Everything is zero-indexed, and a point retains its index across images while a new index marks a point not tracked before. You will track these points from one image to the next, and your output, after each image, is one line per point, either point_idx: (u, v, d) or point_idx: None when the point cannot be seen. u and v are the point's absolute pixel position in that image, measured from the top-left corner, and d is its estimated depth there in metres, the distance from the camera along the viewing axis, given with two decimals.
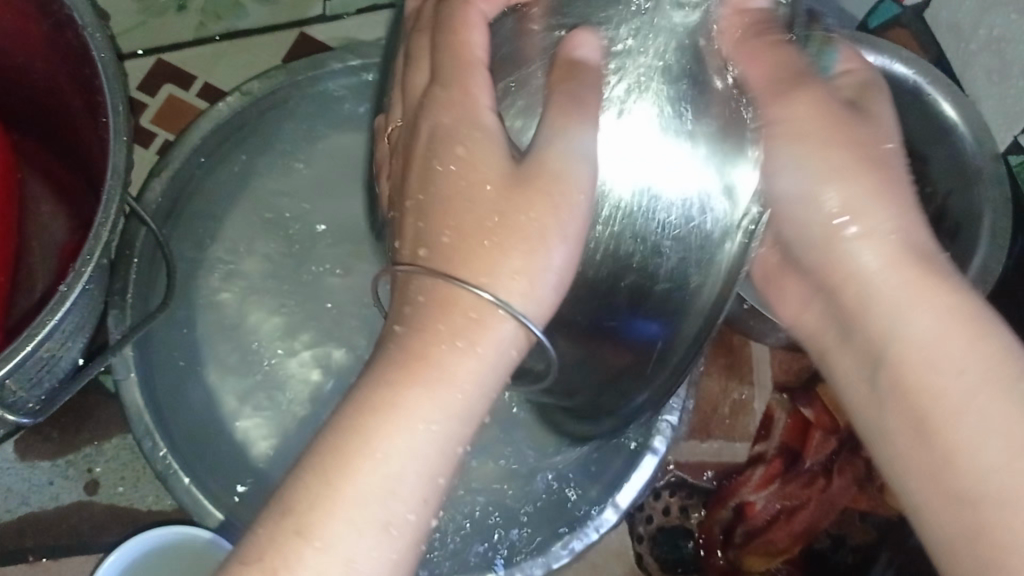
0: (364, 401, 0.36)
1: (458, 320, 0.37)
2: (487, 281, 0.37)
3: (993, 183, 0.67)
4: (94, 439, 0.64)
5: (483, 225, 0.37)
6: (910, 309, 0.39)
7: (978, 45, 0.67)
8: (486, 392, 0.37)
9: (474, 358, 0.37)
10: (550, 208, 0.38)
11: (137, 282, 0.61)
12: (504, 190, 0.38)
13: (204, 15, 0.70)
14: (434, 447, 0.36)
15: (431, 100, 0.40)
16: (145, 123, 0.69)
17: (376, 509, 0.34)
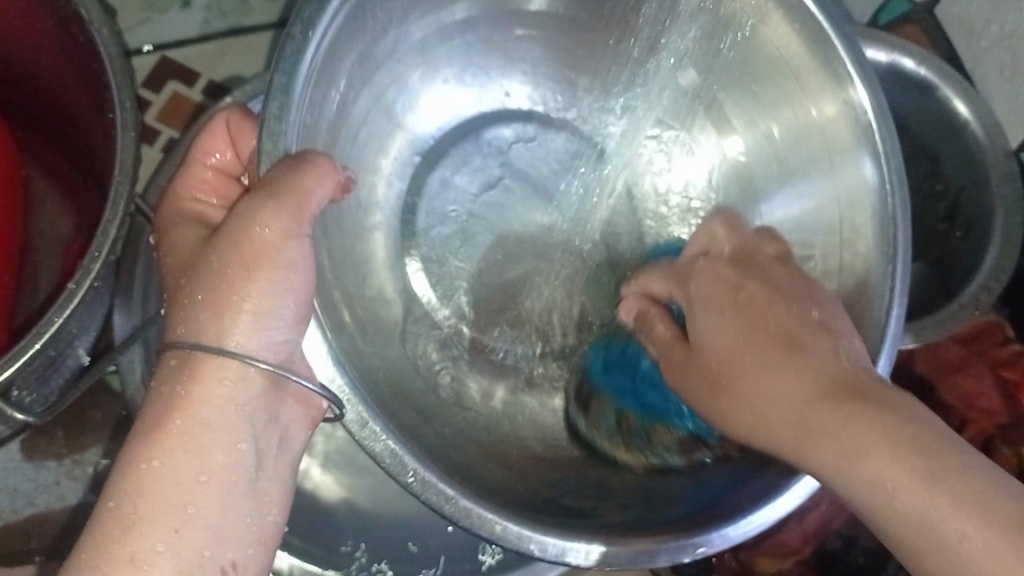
0: (144, 443, 0.38)
1: (182, 369, 0.40)
2: (219, 341, 0.40)
3: (1006, 180, 0.67)
4: (100, 439, 0.63)
5: (214, 284, 0.40)
6: (772, 387, 0.41)
7: (991, 41, 0.67)
8: (244, 410, 0.41)
9: (223, 402, 0.40)
10: (269, 268, 0.41)
11: (142, 280, 0.60)
12: (217, 265, 0.41)
13: (209, 11, 0.70)
14: (215, 463, 0.39)
15: (181, 233, 0.45)
16: (149, 120, 0.69)
17: (133, 537, 0.37)
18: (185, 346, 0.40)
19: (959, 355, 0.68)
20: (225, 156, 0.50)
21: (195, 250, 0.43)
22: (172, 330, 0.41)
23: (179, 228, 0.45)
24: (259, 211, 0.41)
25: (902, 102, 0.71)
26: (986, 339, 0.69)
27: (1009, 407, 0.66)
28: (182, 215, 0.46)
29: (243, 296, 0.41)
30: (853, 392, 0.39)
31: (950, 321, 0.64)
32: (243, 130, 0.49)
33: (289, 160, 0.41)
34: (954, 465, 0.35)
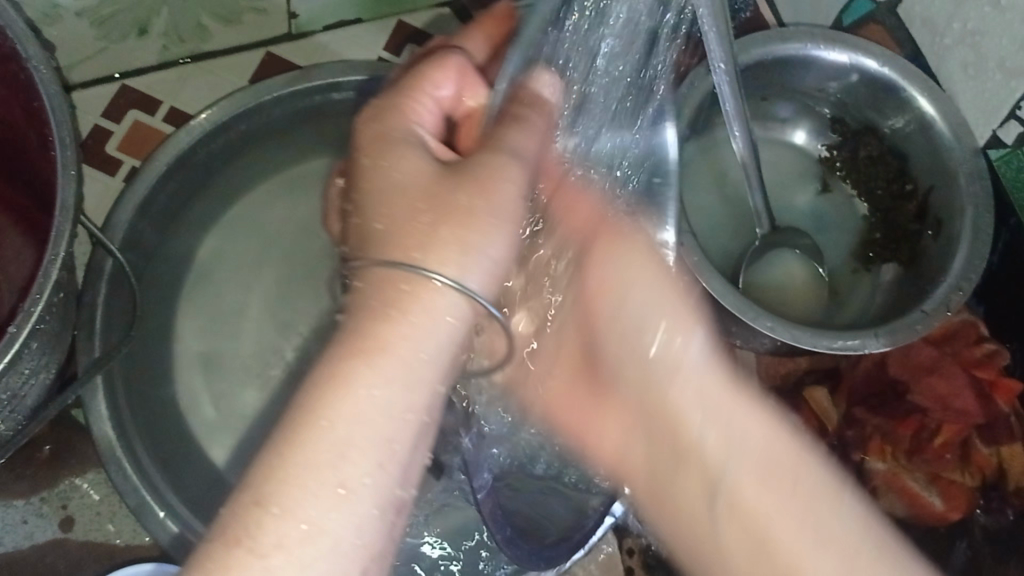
0: (335, 356, 0.37)
1: (403, 296, 0.38)
2: (431, 266, 0.39)
3: (974, 178, 0.66)
4: (65, 476, 0.63)
5: (433, 215, 0.40)
6: (634, 281, 0.49)
7: (953, 39, 0.66)
8: (429, 364, 0.38)
9: (430, 319, 0.38)
10: (485, 200, 0.41)
11: (104, 313, 0.60)
12: (458, 197, 0.40)
13: (166, 39, 0.68)
14: (377, 415, 0.36)
15: (410, 150, 0.42)
16: (109, 150, 0.68)
17: (327, 470, 0.35)
18: (374, 260, 0.40)
19: (932, 356, 0.67)
20: (450, 97, 0.46)
21: (411, 175, 0.41)
22: (365, 244, 0.41)
23: (402, 143, 0.42)
24: (491, 165, 0.41)
25: (867, 100, 0.71)
26: (959, 340, 0.68)
27: (983, 407, 0.66)
28: (390, 113, 0.43)
29: (476, 231, 0.40)
30: (784, 484, 0.43)
31: (921, 323, 0.64)
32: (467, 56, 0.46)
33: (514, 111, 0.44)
34: (835, 503, 0.43)
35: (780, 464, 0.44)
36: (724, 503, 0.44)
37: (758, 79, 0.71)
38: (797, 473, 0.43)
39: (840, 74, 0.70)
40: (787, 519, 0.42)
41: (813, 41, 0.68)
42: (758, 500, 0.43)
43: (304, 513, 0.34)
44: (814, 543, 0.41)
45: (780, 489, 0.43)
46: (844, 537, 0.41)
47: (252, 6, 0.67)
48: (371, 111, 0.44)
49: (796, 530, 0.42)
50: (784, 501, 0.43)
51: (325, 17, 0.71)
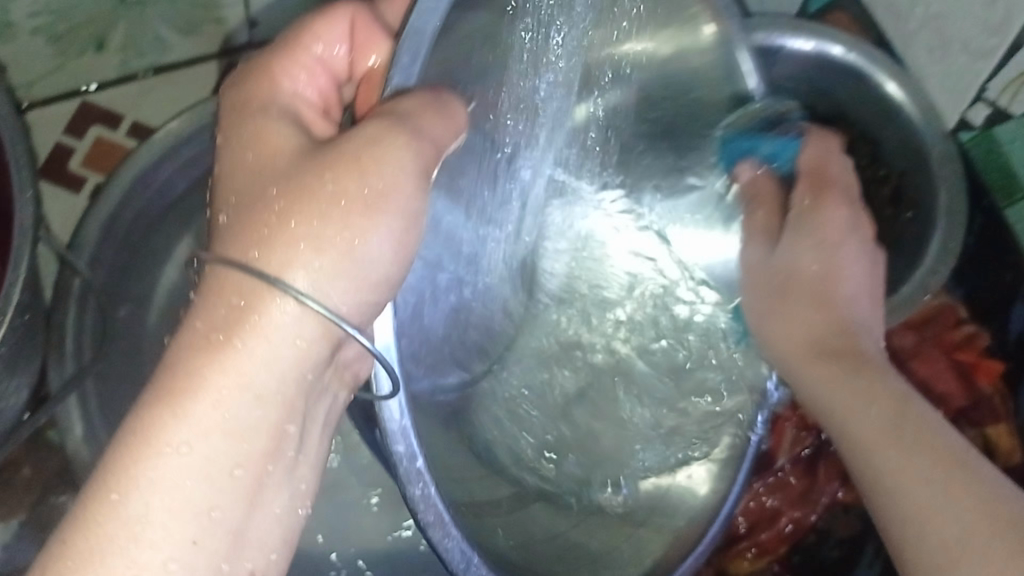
0: (190, 363, 0.37)
1: (232, 316, 0.38)
2: (275, 272, 0.38)
3: (945, 161, 0.66)
4: (42, 500, 0.62)
5: (307, 198, 0.39)
6: (377, 203, 0.40)
7: (917, 23, 0.66)
8: (263, 396, 0.38)
9: (270, 342, 0.38)
10: (365, 205, 0.39)
11: (74, 334, 0.59)
12: (330, 171, 0.39)
13: (124, 53, 0.66)
14: (209, 451, 0.36)
15: (275, 128, 0.41)
16: (72, 167, 0.67)
17: (147, 523, 0.35)
18: (221, 259, 0.38)
19: (913, 341, 0.68)
20: (341, 58, 0.46)
21: (268, 160, 0.40)
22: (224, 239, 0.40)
23: (273, 133, 0.41)
24: (384, 146, 0.39)
25: (834, 88, 0.71)
26: (938, 323, 0.69)
27: (967, 390, 0.66)
28: (275, 105, 0.43)
29: (302, 236, 0.38)
30: (901, 426, 0.45)
31: (899, 308, 0.64)
32: (370, 39, 0.46)
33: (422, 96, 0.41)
34: (972, 469, 0.42)
35: (901, 405, 0.46)
36: (841, 436, 0.47)
37: None
38: (921, 420, 0.45)
39: (806, 62, 0.69)
40: (922, 483, 0.42)
41: (778, 31, 0.68)
42: (892, 463, 0.43)
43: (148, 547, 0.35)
44: (909, 498, 0.42)
45: (921, 431, 0.44)
46: (946, 450, 0.43)
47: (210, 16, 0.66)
48: (240, 81, 0.43)
49: (903, 461, 0.43)
50: (918, 482, 0.42)
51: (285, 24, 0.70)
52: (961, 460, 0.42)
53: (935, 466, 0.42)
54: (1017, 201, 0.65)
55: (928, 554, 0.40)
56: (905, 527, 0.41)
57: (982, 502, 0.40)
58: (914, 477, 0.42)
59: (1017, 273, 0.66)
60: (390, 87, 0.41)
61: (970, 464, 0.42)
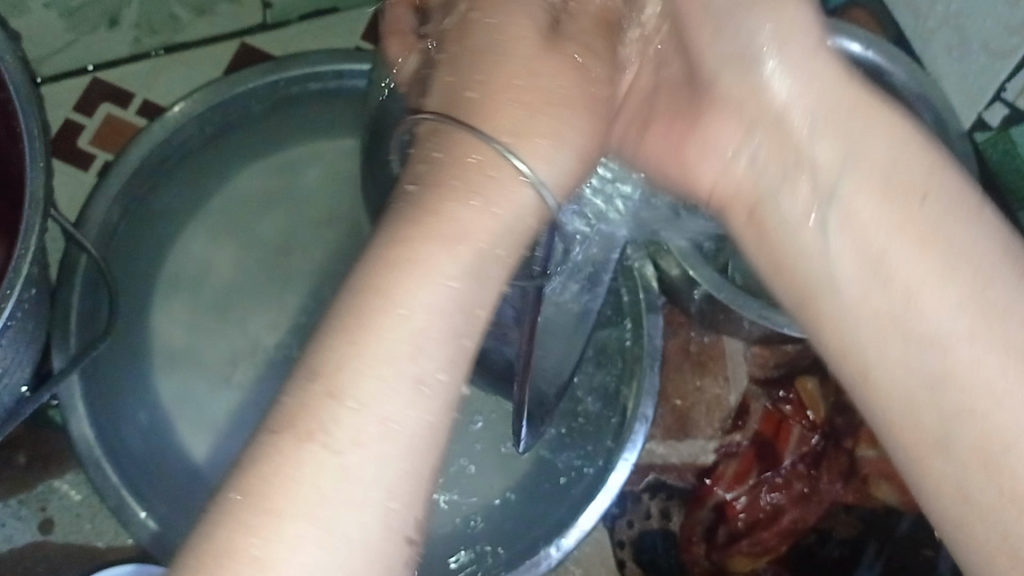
0: (393, 232, 0.35)
1: (471, 170, 0.37)
2: (490, 131, 0.38)
3: (960, 162, 0.66)
4: (43, 476, 0.64)
5: (533, 115, 0.39)
6: (544, 113, 0.39)
7: (937, 21, 0.65)
8: (492, 249, 0.36)
9: (496, 202, 0.37)
10: (575, 89, 0.40)
11: (79, 309, 0.59)
12: (541, 76, 0.39)
13: (138, 30, 0.66)
14: (484, 287, 0.36)
15: (506, 19, 0.39)
16: (82, 144, 0.67)
17: (385, 359, 0.33)
18: (455, 122, 0.38)
19: None
20: None
21: (513, 50, 0.39)
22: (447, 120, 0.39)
23: (511, 21, 0.39)
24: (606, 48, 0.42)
25: None
26: None
27: None
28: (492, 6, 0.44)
29: (546, 126, 0.39)
30: (902, 325, 0.36)
31: None
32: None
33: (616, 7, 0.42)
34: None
35: (892, 313, 0.36)
36: (864, 402, 0.37)
37: None
38: (903, 309, 0.36)
39: None
40: (963, 314, 0.35)
41: None
42: (894, 380, 0.36)
43: (356, 408, 0.32)
44: (913, 367, 0.36)
45: (909, 344, 0.36)
46: (960, 366, 0.35)
47: None
48: None
49: (900, 363, 0.36)
50: (954, 313, 0.35)
51: (302, 5, 0.70)
52: (952, 371, 0.35)
53: (945, 398, 0.35)
54: None
55: (946, 480, 0.34)
56: (967, 406, 0.34)
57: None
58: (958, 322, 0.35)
59: None
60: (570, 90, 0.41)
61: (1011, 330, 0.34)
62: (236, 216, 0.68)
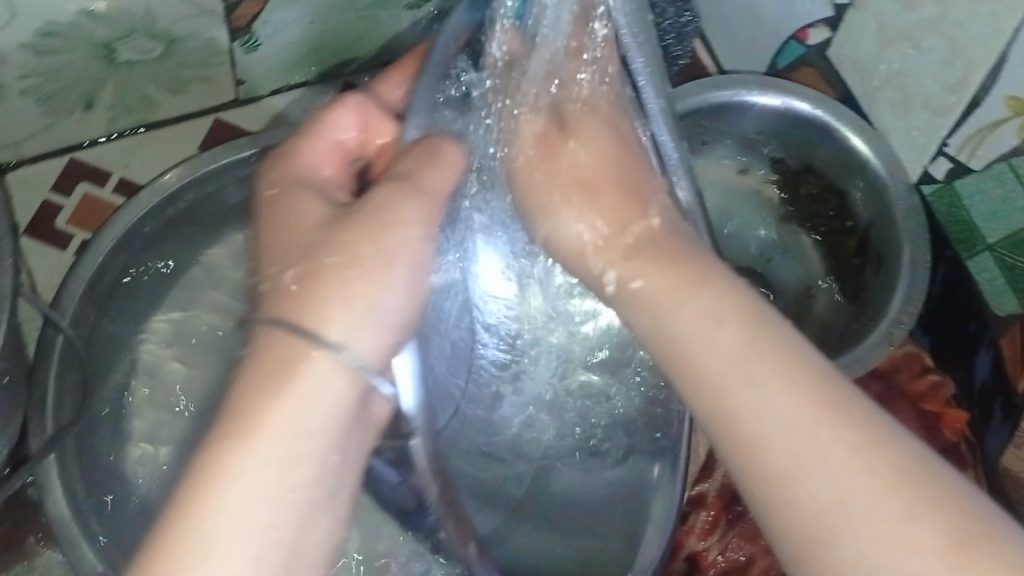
0: (210, 457, 0.40)
1: (285, 362, 0.42)
2: (319, 330, 0.43)
3: (910, 215, 0.68)
4: (21, 558, 0.65)
5: (358, 234, 0.46)
6: (364, 270, 0.45)
7: (880, 81, 0.68)
8: (313, 432, 0.41)
9: (312, 383, 0.42)
10: (379, 244, 0.46)
11: (57, 390, 0.60)
12: (346, 241, 0.45)
13: (112, 111, 0.68)
14: (307, 473, 0.41)
15: (304, 168, 0.51)
16: (59, 225, 0.71)
17: (217, 562, 0.37)
18: (282, 325, 0.43)
19: (880, 392, 0.71)
20: (354, 139, 0.54)
21: (292, 214, 0.48)
22: (271, 302, 0.45)
23: (297, 192, 0.49)
24: (397, 206, 0.47)
25: (801, 141, 0.73)
26: (904, 372, 0.72)
27: (930, 438, 0.69)
28: (301, 182, 0.50)
29: (356, 281, 0.45)
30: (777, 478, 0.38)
31: (865, 359, 0.66)
32: (378, 122, 0.55)
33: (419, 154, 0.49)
34: (929, 486, 0.36)
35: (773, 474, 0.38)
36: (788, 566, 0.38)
37: (693, 126, 0.73)
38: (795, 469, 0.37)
39: (773, 117, 0.72)
40: (857, 487, 0.36)
41: (747, 87, 0.70)
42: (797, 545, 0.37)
43: (220, 562, 0.38)
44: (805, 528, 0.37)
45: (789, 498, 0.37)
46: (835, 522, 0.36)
47: (196, 75, 0.68)
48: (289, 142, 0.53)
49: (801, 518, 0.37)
50: (827, 489, 0.37)
51: (272, 82, 0.73)
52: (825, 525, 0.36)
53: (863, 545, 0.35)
54: (978, 252, 0.67)
55: None
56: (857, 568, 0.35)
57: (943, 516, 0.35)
58: (846, 486, 0.36)
59: (979, 321, 0.68)
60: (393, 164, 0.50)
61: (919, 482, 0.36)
62: (210, 293, 0.70)
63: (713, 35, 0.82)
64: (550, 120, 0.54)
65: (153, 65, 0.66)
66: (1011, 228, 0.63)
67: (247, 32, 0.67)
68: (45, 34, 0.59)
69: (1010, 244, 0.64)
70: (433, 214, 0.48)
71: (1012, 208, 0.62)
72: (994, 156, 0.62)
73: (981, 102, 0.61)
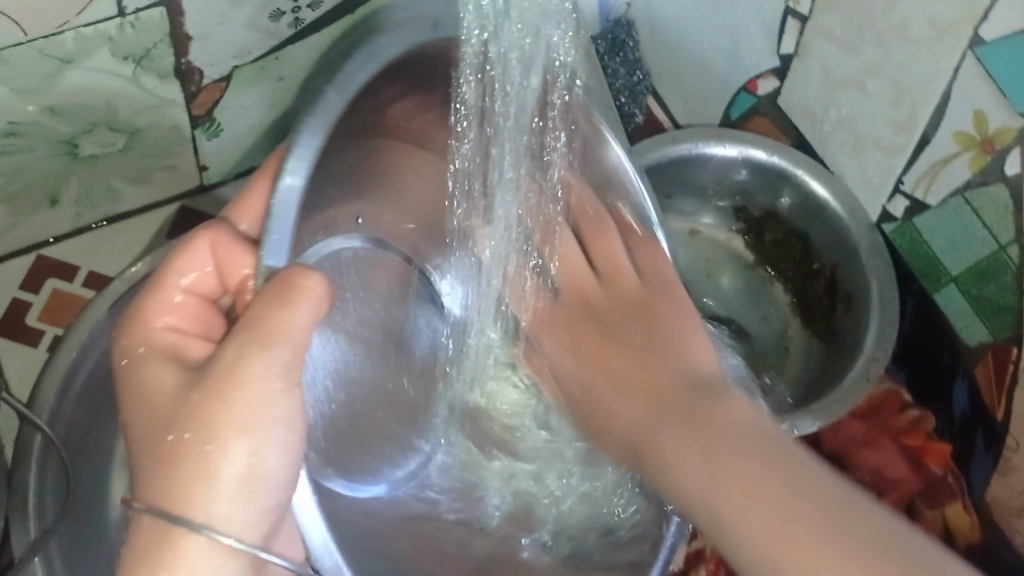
0: None
1: (159, 542, 0.42)
2: (186, 512, 0.42)
3: (873, 253, 0.69)
4: None
5: (210, 407, 0.42)
6: (235, 444, 0.43)
7: (832, 126, 0.70)
8: None
9: (190, 567, 0.42)
10: (234, 420, 0.43)
11: None
12: (200, 413, 0.43)
13: (78, 205, 0.69)
14: None
15: (165, 321, 0.48)
16: (30, 321, 0.70)
17: None
18: (149, 505, 0.42)
19: (862, 431, 0.72)
20: (204, 278, 0.49)
21: (156, 387, 0.45)
22: (144, 483, 0.43)
23: (150, 358, 0.46)
24: (249, 365, 0.43)
25: (760, 189, 0.75)
26: (885, 410, 0.73)
27: (918, 474, 0.70)
28: (157, 348, 0.46)
29: (217, 457, 0.42)
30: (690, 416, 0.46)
31: (843, 398, 0.67)
32: (234, 255, 0.49)
33: (277, 290, 0.43)
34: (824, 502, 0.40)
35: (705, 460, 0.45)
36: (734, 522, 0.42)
37: (655, 181, 0.74)
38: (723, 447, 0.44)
39: (731, 167, 0.73)
40: (745, 511, 0.41)
41: (703, 140, 0.72)
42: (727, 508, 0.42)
43: None
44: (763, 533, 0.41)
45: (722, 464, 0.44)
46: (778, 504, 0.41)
47: (160, 164, 0.69)
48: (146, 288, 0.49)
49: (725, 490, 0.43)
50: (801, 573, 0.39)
51: (236, 166, 0.73)
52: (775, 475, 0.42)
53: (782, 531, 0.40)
54: (943, 285, 0.68)
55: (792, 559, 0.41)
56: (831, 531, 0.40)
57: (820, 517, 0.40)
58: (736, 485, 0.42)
59: (953, 354, 0.69)
60: (262, 271, 0.44)
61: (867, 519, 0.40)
62: None
63: (666, 93, 0.84)
64: (212, 240, 0.48)
65: (116, 157, 0.66)
66: (972, 260, 0.64)
67: (208, 118, 0.67)
68: (7, 132, 0.59)
69: (972, 275, 0.65)
70: (292, 367, 0.44)
71: (970, 240, 0.64)
72: (949, 189, 0.63)
73: (930, 139, 0.62)
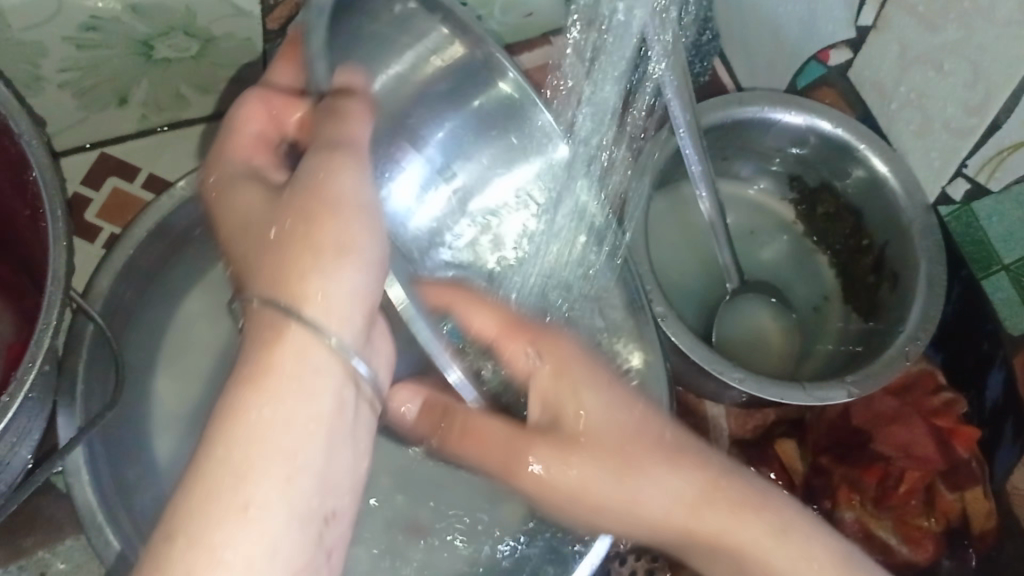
0: (217, 425, 0.40)
1: (272, 329, 0.43)
2: (298, 300, 0.43)
3: (927, 234, 0.70)
4: (45, 542, 0.66)
5: (306, 202, 0.46)
6: (347, 249, 0.45)
7: (900, 102, 0.70)
8: (317, 417, 0.42)
9: (310, 350, 0.43)
10: (330, 210, 0.46)
11: (85, 378, 0.61)
12: (300, 205, 0.46)
13: (145, 107, 0.69)
14: (313, 419, 0.42)
15: (233, 160, 0.52)
16: (88, 217, 0.71)
17: (247, 485, 0.39)
18: (260, 295, 0.44)
19: (893, 407, 0.72)
20: (260, 131, 0.53)
21: (251, 208, 0.48)
22: (245, 277, 0.46)
23: (235, 195, 0.50)
24: (332, 168, 0.47)
25: (820, 159, 0.74)
26: (918, 389, 0.73)
27: (944, 454, 0.71)
28: (239, 175, 0.51)
29: (317, 232, 0.45)
30: (713, 488, 0.51)
31: (882, 372, 0.67)
32: (286, 101, 0.54)
33: (333, 107, 0.50)
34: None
35: (704, 494, 0.51)
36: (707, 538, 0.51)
37: (718, 142, 0.74)
38: (743, 492, 0.51)
39: (794, 134, 0.73)
40: (779, 550, 0.50)
41: (771, 104, 0.72)
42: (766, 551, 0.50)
43: (246, 503, 0.39)
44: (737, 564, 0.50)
45: (759, 520, 0.50)
46: (736, 499, 0.51)
47: (229, 75, 0.69)
48: (219, 141, 0.53)
49: (692, 512, 0.51)
50: (680, 483, 0.51)
51: None
52: (715, 502, 0.51)
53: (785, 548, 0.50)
54: (993, 272, 0.68)
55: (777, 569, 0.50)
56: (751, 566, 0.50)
57: (768, 521, 0.50)
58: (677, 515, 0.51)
59: (992, 341, 0.69)
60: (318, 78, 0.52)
61: (801, 532, 0.51)
62: None
63: (733, 54, 0.83)
64: (264, 92, 0.54)
65: (188, 63, 0.67)
66: None
67: (281, 33, 0.67)
68: (88, 28, 0.60)
69: None
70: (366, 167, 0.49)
71: None
72: (1013, 176, 0.63)
73: (1001, 125, 0.62)
